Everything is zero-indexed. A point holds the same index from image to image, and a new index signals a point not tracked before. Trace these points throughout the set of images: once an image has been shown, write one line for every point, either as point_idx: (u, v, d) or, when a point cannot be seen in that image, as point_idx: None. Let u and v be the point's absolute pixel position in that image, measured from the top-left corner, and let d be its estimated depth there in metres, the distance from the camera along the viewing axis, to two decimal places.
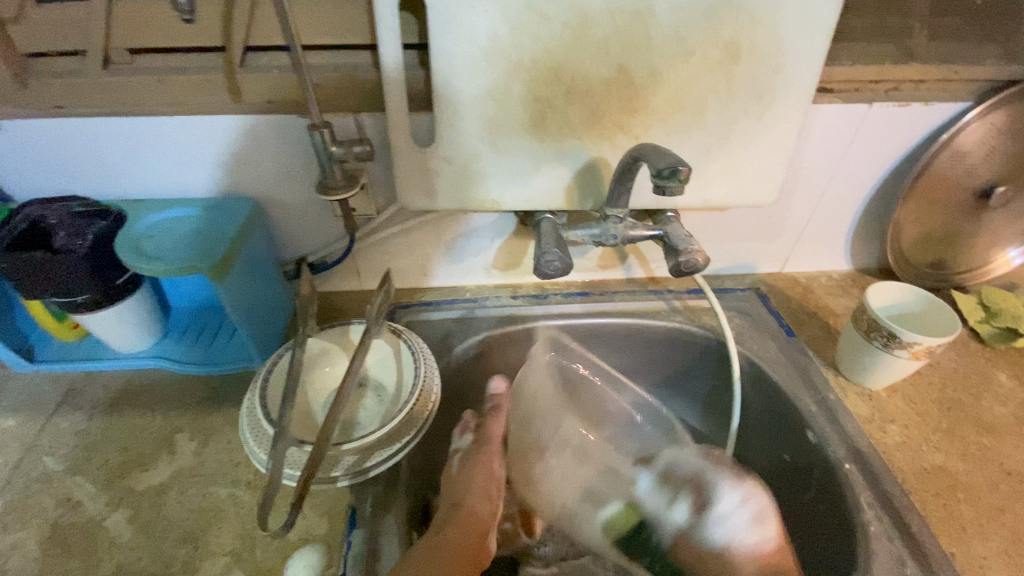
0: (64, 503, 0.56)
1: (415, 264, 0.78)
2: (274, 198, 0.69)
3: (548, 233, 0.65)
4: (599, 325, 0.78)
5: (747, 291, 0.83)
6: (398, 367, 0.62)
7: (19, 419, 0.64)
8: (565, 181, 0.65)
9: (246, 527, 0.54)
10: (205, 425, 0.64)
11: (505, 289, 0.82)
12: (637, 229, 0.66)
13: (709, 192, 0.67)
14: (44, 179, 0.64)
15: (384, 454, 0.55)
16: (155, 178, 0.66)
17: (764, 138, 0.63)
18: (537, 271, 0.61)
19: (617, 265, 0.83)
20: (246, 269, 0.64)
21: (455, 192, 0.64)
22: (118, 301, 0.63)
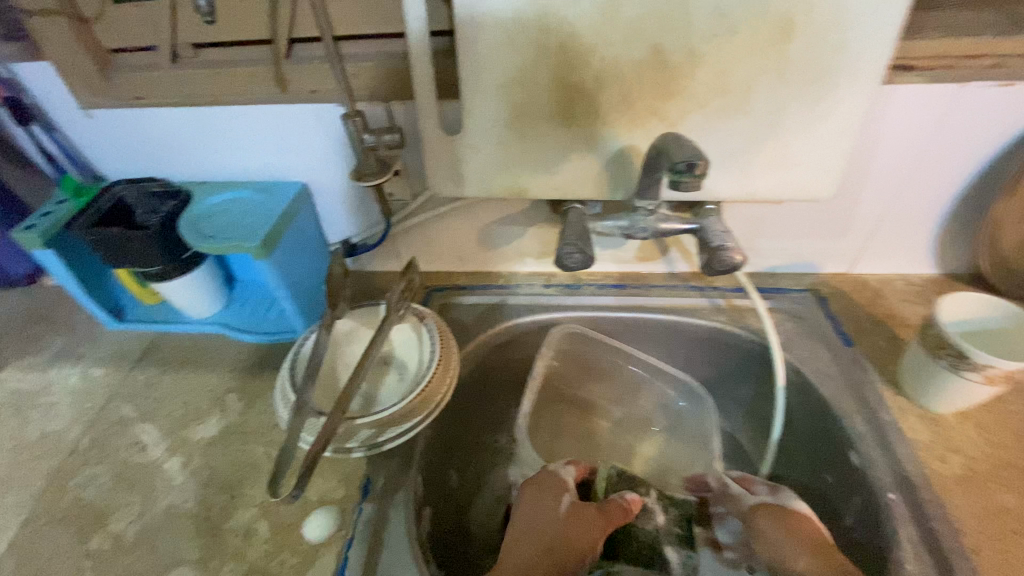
0: (134, 445, 0.64)
1: (450, 249, 0.79)
2: (320, 182, 0.73)
3: (574, 224, 0.63)
4: (632, 319, 0.76)
5: (803, 292, 0.76)
6: (418, 348, 0.64)
7: (108, 369, 0.74)
8: (595, 170, 0.62)
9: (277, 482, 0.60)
10: (252, 388, 0.70)
11: (539, 277, 0.81)
12: (669, 222, 0.61)
13: (756, 183, 0.61)
14: (129, 162, 0.73)
15: (397, 430, 0.57)
16: (217, 162, 0.72)
17: (821, 125, 0.57)
18: (558, 263, 0.59)
19: (659, 259, 0.79)
20: (290, 248, 0.69)
21: (482, 180, 0.64)
22: (186, 273, 0.71)
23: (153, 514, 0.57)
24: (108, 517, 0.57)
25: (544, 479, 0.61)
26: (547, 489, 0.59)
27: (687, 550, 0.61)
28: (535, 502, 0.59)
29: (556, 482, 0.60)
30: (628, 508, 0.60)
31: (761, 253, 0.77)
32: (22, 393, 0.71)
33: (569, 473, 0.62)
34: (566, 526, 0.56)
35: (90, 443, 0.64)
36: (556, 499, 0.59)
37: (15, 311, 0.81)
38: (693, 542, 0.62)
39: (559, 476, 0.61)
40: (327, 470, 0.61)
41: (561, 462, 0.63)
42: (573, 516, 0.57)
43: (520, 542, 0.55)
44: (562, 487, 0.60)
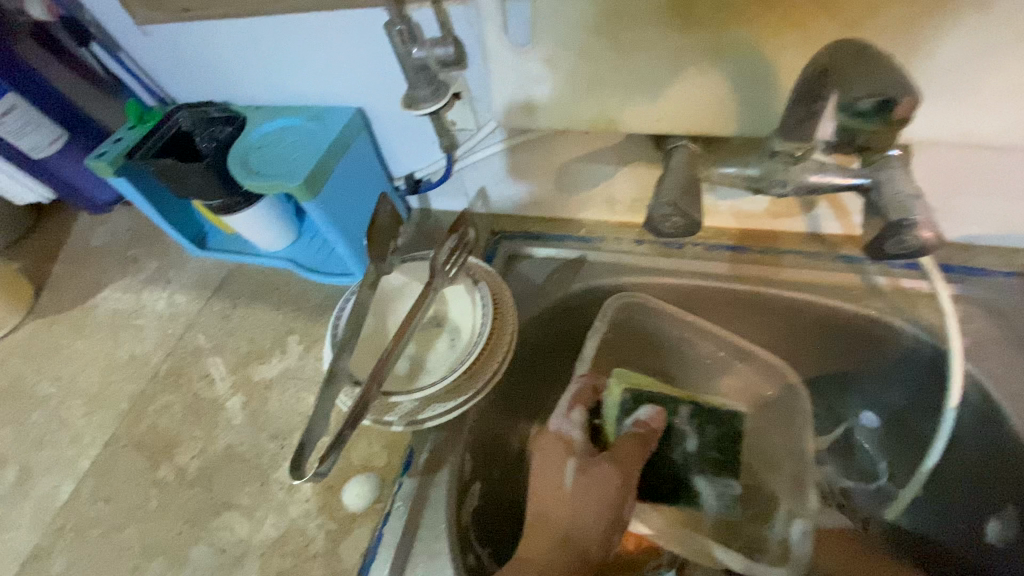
0: (204, 378, 0.66)
1: (525, 190, 0.67)
2: (377, 108, 0.63)
3: (678, 171, 0.46)
4: (748, 295, 0.59)
5: (1014, 278, 0.53)
6: (472, 313, 0.56)
7: (190, 296, 0.76)
8: (718, 96, 0.44)
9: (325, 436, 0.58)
10: (312, 331, 0.68)
11: (630, 230, 0.65)
12: (823, 174, 0.43)
13: (977, 121, 0.41)
14: (189, 85, 0.68)
15: (441, 409, 0.51)
16: (270, 84, 0.65)
17: None
18: (648, 225, 0.44)
19: (797, 216, 0.59)
20: (343, 187, 0.62)
21: (558, 108, 0.49)
22: (251, 206, 0.67)
23: (213, 452, 0.59)
24: (175, 449, 0.60)
25: (549, 447, 0.51)
26: (550, 459, 0.50)
27: (718, 480, 0.57)
28: (542, 474, 0.50)
29: (555, 446, 0.50)
30: (646, 435, 0.52)
31: (956, 219, 0.53)
32: (119, 313, 0.76)
33: (572, 425, 0.51)
34: (580, 499, 0.48)
35: (166, 371, 0.67)
36: (560, 467, 0.49)
37: (117, 232, 0.85)
38: (729, 469, 0.57)
39: (562, 435, 0.51)
40: (372, 434, 0.57)
41: (562, 413, 0.52)
42: (583, 483, 0.49)
43: (535, 529, 0.49)
44: (565, 453, 0.50)
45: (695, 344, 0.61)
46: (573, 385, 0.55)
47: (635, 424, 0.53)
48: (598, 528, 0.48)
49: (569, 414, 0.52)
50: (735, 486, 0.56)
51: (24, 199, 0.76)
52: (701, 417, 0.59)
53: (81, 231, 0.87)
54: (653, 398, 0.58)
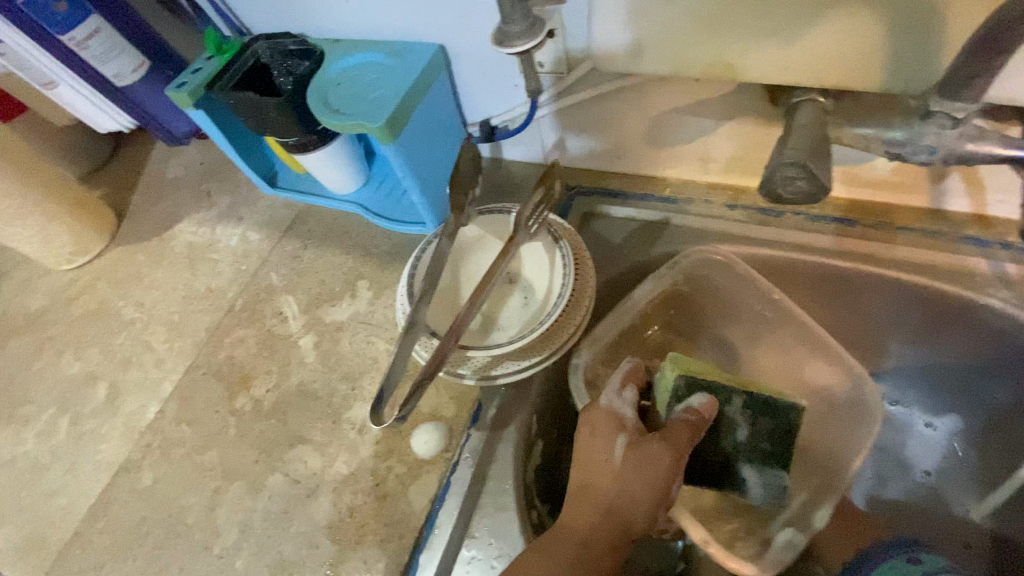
0: (277, 315, 0.67)
1: (611, 143, 0.62)
2: (460, 46, 0.59)
3: (805, 131, 0.41)
4: (854, 273, 0.53)
5: None
6: (551, 272, 0.53)
7: (262, 234, 0.77)
8: (863, 43, 0.38)
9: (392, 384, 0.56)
10: (381, 277, 0.68)
11: (722, 193, 0.61)
12: (985, 143, 0.37)
13: None
14: (264, 15, 0.66)
15: (515, 366, 0.50)
16: (349, 16, 0.62)
17: None
18: (763, 190, 0.40)
19: (921, 189, 0.53)
20: (420, 129, 0.59)
21: (670, 52, 0.44)
22: (324, 146, 0.65)
23: (288, 387, 0.61)
24: (251, 381, 0.62)
25: (598, 421, 0.46)
26: (597, 431, 0.46)
27: (766, 471, 0.47)
28: (588, 445, 0.46)
29: (605, 420, 0.46)
30: (697, 425, 0.44)
31: None
32: (194, 246, 0.78)
33: (625, 403, 0.47)
34: (627, 476, 0.43)
35: (241, 305, 0.69)
36: (608, 441, 0.45)
37: (192, 165, 0.87)
38: (778, 460, 0.48)
39: (613, 411, 0.46)
40: (441, 384, 0.57)
41: (614, 389, 0.48)
42: (633, 460, 0.43)
43: (577, 499, 0.45)
44: (615, 427, 0.45)
45: (774, 332, 0.56)
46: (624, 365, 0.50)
47: (685, 411, 0.45)
48: (644, 509, 0.43)
49: (622, 392, 0.48)
50: (786, 479, 0.47)
51: (103, 125, 0.76)
52: (759, 408, 0.48)
53: (157, 162, 0.89)
54: (710, 386, 0.47)
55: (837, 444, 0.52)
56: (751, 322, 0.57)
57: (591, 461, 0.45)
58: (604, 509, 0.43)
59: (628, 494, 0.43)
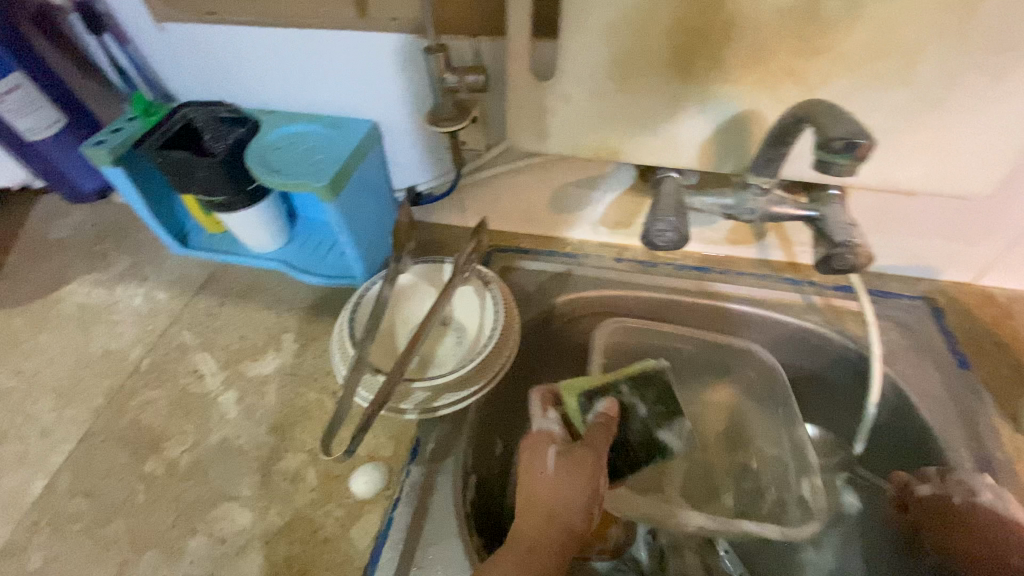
0: (192, 373, 0.65)
1: (521, 207, 0.74)
2: (391, 123, 0.68)
3: (668, 196, 0.55)
4: (715, 308, 0.68)
5: (916, 300, 0.66)
6: (481, 313, 0.61)
7: (170, 293, 0.74)
8: (701, 138, 0.53)
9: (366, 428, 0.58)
10: (309, 329, 0.69)
11: (611, 250, 0.75)
12: (782, 206, 0.53)
13: (894, 173, 0.51)
14: (199, 83, 0.71)
15: (453, 397, 0.55)
16: (287, 92, 0.68)
17: (992, 109, 0.46)
18: (645, 240, 0.53)
19: (750, 244, 0.70)
20: (356, 191, 0.65)
21: (570, 137, 0.56)
22: (252, 205, 0.68)
23: (207, 445, 0.58)
24: (162, 443, 0.58)
25: (533, 442, 0.51)
26: (533, 450, 0.51)
27: (675, 423, 0.55)
28: (527, 464, 0.50)
29: (538, 438, 0.51)
30: (608, 423, 0.51)
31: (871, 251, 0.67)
32: (88, 307, 0.72)
33: (552, 422, 0.52)
34: (562, 482, 0.47)
35: (149, 365, 0.65)
36: (542, 456, 0.49)
37: (84, 225, 0.82)
38: (677, 412, 0.55)
39: (544, 430, 0.52)
40: (377, 426, 0.60)
41: (539, 413, 0.53)
42: (565, 466, 0.48)
43: (523, 515, 0.48)
44: (546, 442, 0.50)
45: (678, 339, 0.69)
46: (534, 397, 0.55)
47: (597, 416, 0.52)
48: (580, 509, 0.47)
49: (545, 414, 0.53)
50: (687, 423, 0.55)
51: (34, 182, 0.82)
52: (638, 385, 0.56)
53: (40, 223, 0.83)
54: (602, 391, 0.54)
55: (775, 431, 0.66)
56: (665, 347, 0.69)
57: (530, 479, 0.49)
58: (550, 517, 0.47)
59: (568, 499, 0.47)
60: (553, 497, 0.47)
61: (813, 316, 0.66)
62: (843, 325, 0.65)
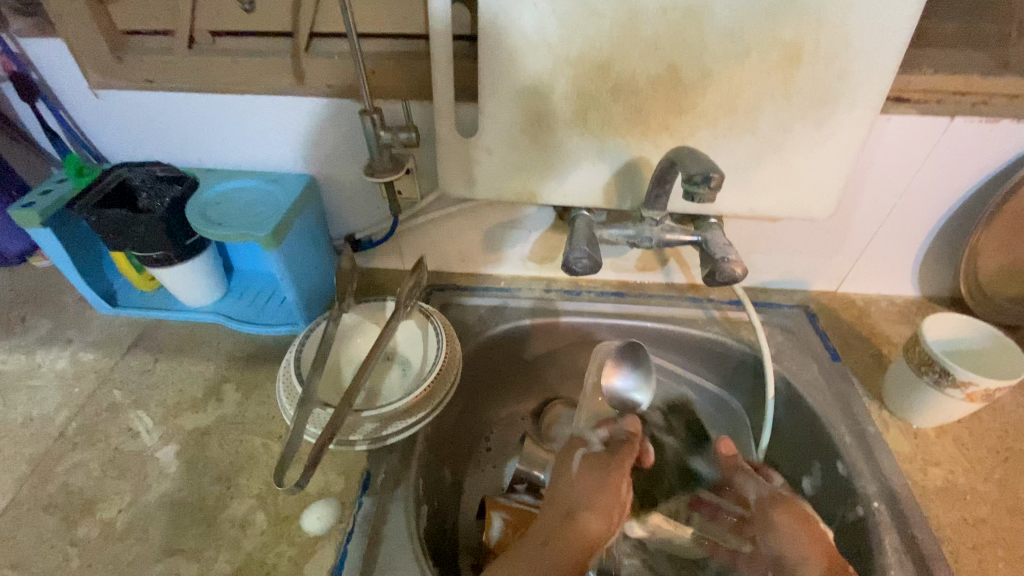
0: (126, 432, 0.64)
1: (455, 248, 0.81)
2: (329, 176, 0.73)
3: (581, 231, 0.64)
4: (632, 327, 0.78)
5: (794, 308, 0.79)
6: (423, 345, 0.65)
7: (99, 354, 0.73)
8: (604, 180, 0.63)
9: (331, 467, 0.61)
10: (250, 378, 0.70)
11: (540, 282, 0.83)
12: (673, 233, 0.63)
13: (756, 201, 0.63)
14: (136, 145, 0.73)
15: (401, 425, 0.57)
16: (226, 151, 0.72)
17: (821, 147, 0.58)
18: (565, 267, 0.60)
19: (657, 270, 0.81)
20: (297, 240, 0.68)
21: (494, 183, 0.64)
22: (189, 259, 0.69)
23: (145, 502, 0.57)
24: (95, 506, 0.57)
25: (566, 449, 0.59)
26: (563, 454, 0.58)
27: None
28: (556, 467, 0.57)
29: (571, 443, 0.59)
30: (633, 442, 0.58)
31: (755, 269, 0.80)
32: (8, 375, 0.71)
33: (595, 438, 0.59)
34: (585, 481, 0.53)
35: (77, 429, 0.65)
36: (569, 458, 0.57)
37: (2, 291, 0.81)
38: None
39: (578, 439, 0.60)
40: (326, 463, 0.61)
41: (590, 430, 0.61)
42: (587, 468, 0.55)
43: (545, 507, 0.52)
44: (576, 447, 0.58)
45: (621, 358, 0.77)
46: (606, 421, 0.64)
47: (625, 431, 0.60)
48: (598, 511, 0.50)
49: (597, 431, 0.61)
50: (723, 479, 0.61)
51: None
52: None
53: None
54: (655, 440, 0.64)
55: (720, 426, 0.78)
56: None
57: (558, 481, 0.55)
58: (570, 512, 0.50)
59: (585, 498, 0.52)
60: (574, 494, 0.52)
61: (714, 326, 0.76)
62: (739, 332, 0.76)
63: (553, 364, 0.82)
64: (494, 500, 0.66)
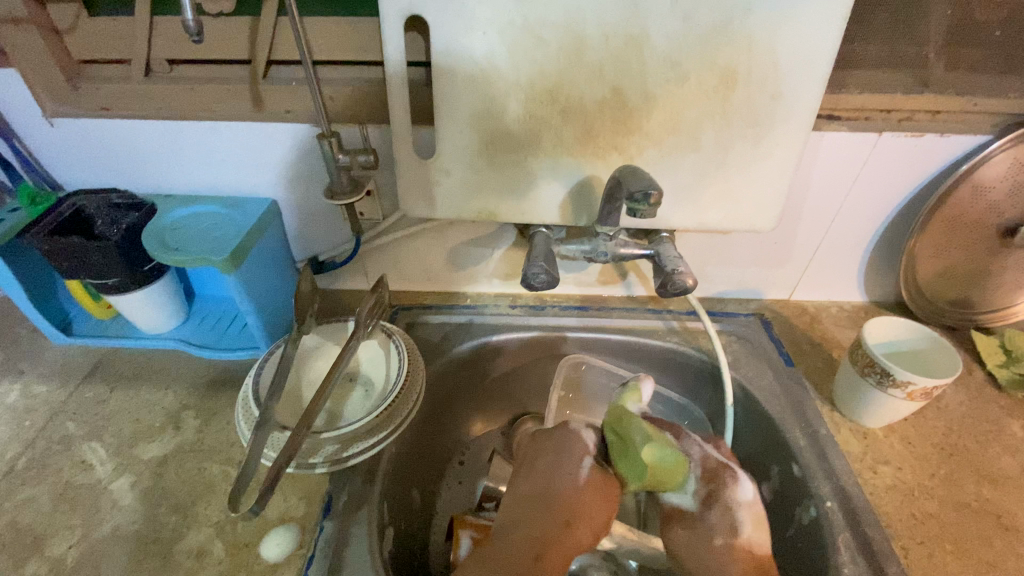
0: (79, 465, 0.62)
1: (420, 268, 0.82)
2: (291, 200, 0.74)
3: (539, 247, 0.66)
4: (595, 340, 0.79)
5: (750, 316, 0.82)
6: (386, 365, 0.65)
7: (51, 385, 0.71)
8: (559, 198, 0.65)
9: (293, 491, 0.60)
10: (210, 405, 0.69)
11: (505, 298, 0.84)
12: (627, 247, 0.66)
13: (704, 215, 0.66)
14: (92, 173, 0.73)
15: (362, 445, 0.57)
16: (186, 177, 0.73)
17: (761, 162, 0.62)
18: (524, 283, 0.61)
19: (617, 283, 0.84)
20: (257, 263, 0.68)
21: (453, 203, 0.66)
22: (146, 286, 0.69)
23: (98, 537, 0.56)
24: (45, 541, 0.55)
25: (566, 447, 0.51)
26: (570, 453, 0.50)
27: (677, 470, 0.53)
28: (555, 463, 0.50)
29: (577, 443, 0.52)
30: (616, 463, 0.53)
31: (711, 279, 0.83)
32: None
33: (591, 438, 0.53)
34: (589, 495, 0.48)
35: (27, 463, 0.62)
36: (577, 463, 0.50)
37: None
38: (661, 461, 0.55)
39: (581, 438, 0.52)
40: (287, 488, 0.60)
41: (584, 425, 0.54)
42: (596, 481, 0.49)
43: (539, 508, 0.47)
44: (584, 451, 0.51)
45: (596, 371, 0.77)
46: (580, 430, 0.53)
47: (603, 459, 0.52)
48: (591, 528, 0.47)
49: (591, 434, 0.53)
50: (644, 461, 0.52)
51: None
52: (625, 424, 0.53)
53: None
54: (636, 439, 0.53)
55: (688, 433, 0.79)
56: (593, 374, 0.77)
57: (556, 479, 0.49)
58: (567, 522, 0.46)
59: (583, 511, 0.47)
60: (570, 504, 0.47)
61: (673, 336, 0.79)
62: (698, 340, 0.78)
63: (520, 380, 0.83)
64: (462, 518, 0.65)
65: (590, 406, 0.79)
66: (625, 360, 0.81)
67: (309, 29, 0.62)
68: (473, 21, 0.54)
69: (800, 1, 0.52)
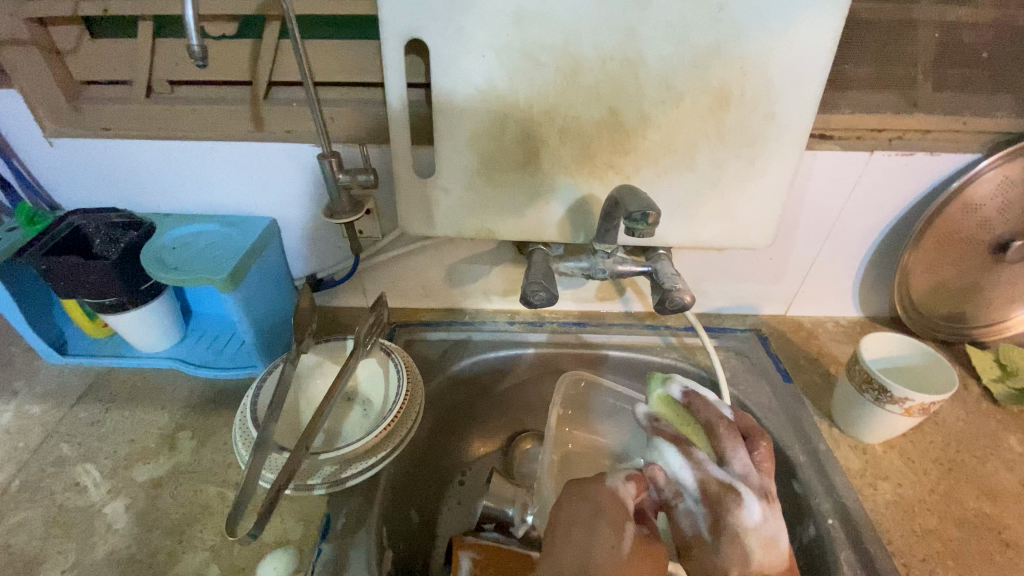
0: (72, 487, 0.61)
1: (418, 285, 0.82)
2: (290, 218, 0.74)
3: (538, 265, 0.66)
4: (594, 356, 0.79)
5: (747, 332, 0.82)
6: (385, 384, 0.65)
7: (45, 406, 0.71)
8: (556, 216, 0.65)
9: (290, 515, 0.59)
10: (207, 425, 0.68)
11: (504, 314, 0.84)
12: (625, 264, 0.66)
13: (701, 232, 0.66)
14: (91, 192, 0.73)
15: (361, 466, 0.56)
16: (185, 196, 0.73)
17: (755, 182, 0.63)
18: (523, 300, 0.61)
19: (615, 298, 0.84)
20: (256, 282, 0.68)
21: (451, 221, 0.66)
22: (143, 305, 0.68)
23: (91, 562, 0.55)
24: (37, 567, 0.54)
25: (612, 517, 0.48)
26: (606, 518, 0.48)
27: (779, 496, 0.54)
28: (588, 537, 0.47)
29: (617, 507, 0.49)
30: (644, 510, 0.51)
31: (708, 296, 0.83)
32: None
33: (628, 493, 0.50)
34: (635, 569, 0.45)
35: (20, 486, 0.62)
36: (617, 535, 0.47)
37: None
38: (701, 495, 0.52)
39: (617, 495, 0.50)
40: (284, 510, 0.59)
41: (620, 478, 0.51)
42: (640, 551, 0.47)
43: None
44: (622, 516, 0.48)
45: (599, 394, 0.77)
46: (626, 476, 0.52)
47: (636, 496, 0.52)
48: None
49: (628, 484, 0.51)
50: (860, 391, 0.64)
51: None
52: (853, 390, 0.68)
53: None
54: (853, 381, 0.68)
55: None
56: (595, 394, 0.77)
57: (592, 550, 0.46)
58: None
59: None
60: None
61: (672, 352, 0.79)
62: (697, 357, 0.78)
63: (519, 397, 0.82)
64: (461, 538, 0.63)
65: (591, 423, 0.78)
66: (624, 378, 0.81)
67: (310, 51, 0.63)
68: (473, 44, 0.55)
69: (792, 24, 0.53)
